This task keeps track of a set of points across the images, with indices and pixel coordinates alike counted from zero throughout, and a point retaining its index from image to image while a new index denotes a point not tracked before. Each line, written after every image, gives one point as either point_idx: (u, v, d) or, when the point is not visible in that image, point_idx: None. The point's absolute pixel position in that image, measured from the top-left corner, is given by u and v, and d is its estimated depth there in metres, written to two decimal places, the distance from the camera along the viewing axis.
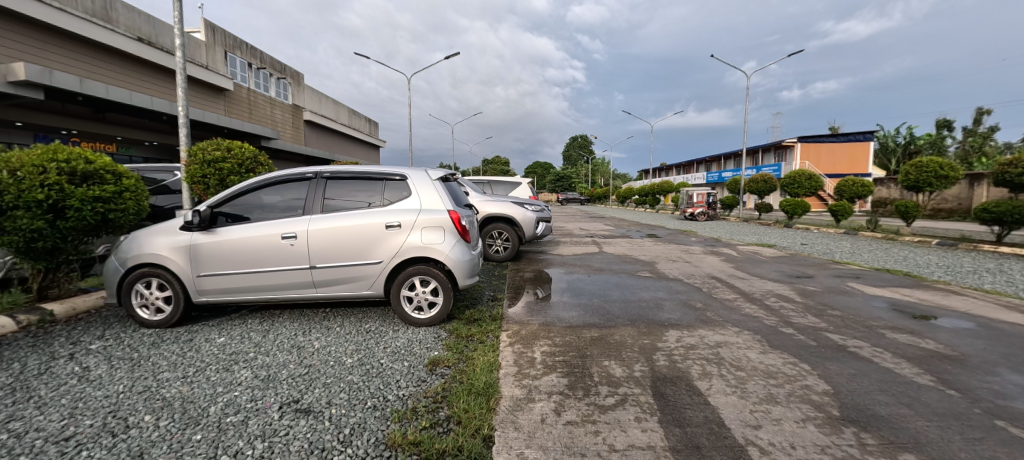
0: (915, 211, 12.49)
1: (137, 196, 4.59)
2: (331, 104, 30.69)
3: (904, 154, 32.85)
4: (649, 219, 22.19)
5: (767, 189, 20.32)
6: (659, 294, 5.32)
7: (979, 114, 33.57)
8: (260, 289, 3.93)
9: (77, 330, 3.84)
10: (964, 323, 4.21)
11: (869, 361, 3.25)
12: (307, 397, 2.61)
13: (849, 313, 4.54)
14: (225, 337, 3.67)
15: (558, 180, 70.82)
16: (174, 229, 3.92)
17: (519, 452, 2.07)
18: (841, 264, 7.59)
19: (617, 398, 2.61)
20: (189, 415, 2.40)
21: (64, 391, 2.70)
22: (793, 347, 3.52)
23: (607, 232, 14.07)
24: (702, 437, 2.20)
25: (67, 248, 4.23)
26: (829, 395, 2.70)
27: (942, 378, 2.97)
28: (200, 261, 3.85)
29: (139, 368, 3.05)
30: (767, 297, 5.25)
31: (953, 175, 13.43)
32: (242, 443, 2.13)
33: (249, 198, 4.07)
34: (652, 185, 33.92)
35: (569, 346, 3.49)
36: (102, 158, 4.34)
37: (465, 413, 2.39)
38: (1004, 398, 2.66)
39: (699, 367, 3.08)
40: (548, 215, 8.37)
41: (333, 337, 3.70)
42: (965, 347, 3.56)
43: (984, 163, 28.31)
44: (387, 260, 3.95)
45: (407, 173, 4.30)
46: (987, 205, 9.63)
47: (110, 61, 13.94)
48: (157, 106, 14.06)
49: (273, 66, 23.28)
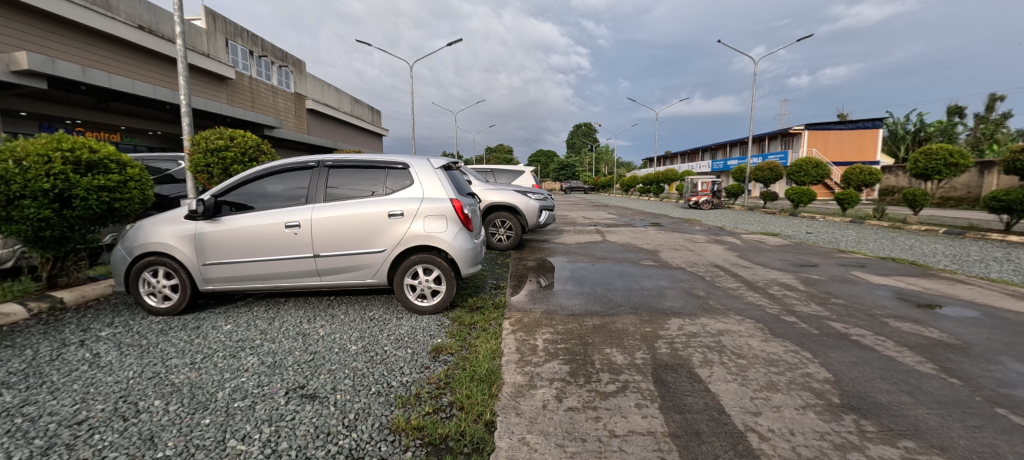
0: (924, 199, 12.24)
1: (142, 186, 4.62)
2: (333, 92, 30.46)
3: (913, 140, 32.42)
4: (655, 208, 22.08)
5: (773, 177, 20.11)
6: (663, 282, 5.32)
7: (993, 100, 32.96)
8: (264, 277, 3.97)
9: (87, 317, 3.91)
10: (968, 312, 4.19)
11: (871, 349, 3.25)
12: (313, 383, 2.66)
13: (852, 301, 4.55)
14: (232, 324, 3.72)
15: (563, 168, 70.79)
16: (178, 218, 3.94)
17: (521, 437, 2.09)
18: (846, 253, 7.55)
19: (618, 385, 2.63)
20: (198, 400, 2.45)
21: (76, 376, 2.76)
22: (795, 335, 3.53)
23: (609, 221, 13.97)
24: (703, 423, 2.22)
25: (75, 237, 4.27)
26: (829, 382, 2.71)
27: (944, 366, 2.97)
28: (206, 250, 3.89)
29: (148, 354, 3.11)
30: (770, 285, 5.25)
31: (964, 162, 13.14)
32: (250, 427, 2.18)
33: (252, 187, 4.08)
34: (656, 174, 33.61)
35: (570, 334, 3.51)
36: (107, 147, 4.36)
37: (469, 399, 2.43)
38: (1006, 386, 2.67)
39: (700, 355, 3.10)
40: (551, 203, 8.35)
41: (338, 324, 3.75)
42: (969, 335, 3.55)
43: (995, 150, 28.00)
44: (391, 248, 3.97)
45: (410, 161, 4.30)
46: (999, 194, 9.47)
47: (110, 49, 13.85)
48: (159, 95, 14.06)
49: (275, 53, 23.10)
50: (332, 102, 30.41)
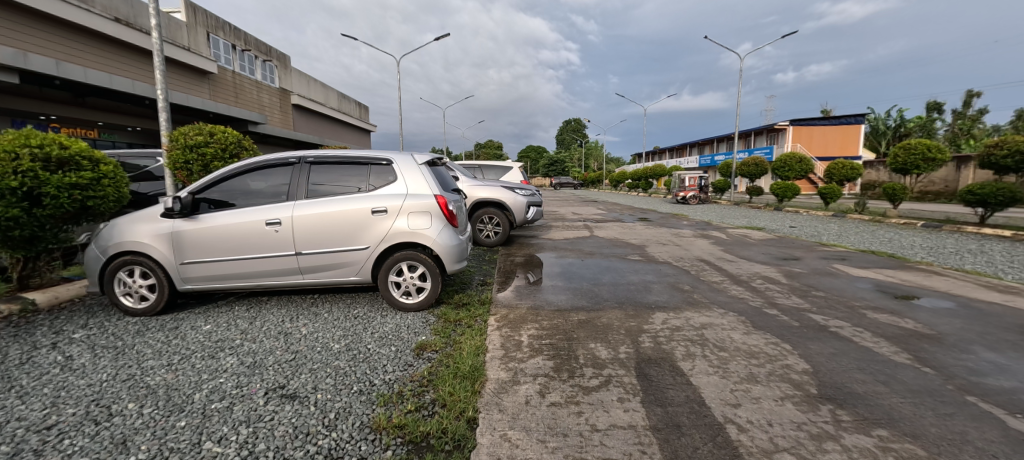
0: (903, 193, 12.52)
1: (117, 183, 4.49)
2: (320, 87, 29.96)
3: (894, 136, 33.17)
4: (643, 203, 22.27)
5: (758, 172, 20.38)
6: (649, 277, 5.37)
7: (969, 97, 33.86)
8: (244, 276, 3.89)
9: (60, 319, 3.80)
10: (944, 303, 4.31)
11: (849, 340, 3.32)
12: (293, 383, 2.62)
13: (832, 293, 4.64)
14: (211, 325, 3.64)
15: (552, 164, 70.96)
16: (155, 216, 3.85)
17: (503, 433, 2.09)
18: (828, 246, 7.70)
19: (602, 380, 2.64)
20: (173, 402, 2.40)
21: (47, 380, 2.67)
22: (776, 328, 3.59)
23: (598, 216, 14.04)
24: (683, 416, 2.25)
25: (47, 236, 4.14)
26: (808, 373, 2.76)
27: (918, 356, 3.05)
28: (184, 249, 3.80)
29: (123, 356, 3.03)
30: (754, 279, 5.32)
31: (941, 156, 13.47)
32: (227, 429, 2.14)
33: (232, 184, 3.99)
34: (644, 169, 33.82)
35: (556, 329, 3.52)
36: (78, 143, 4.22)
37: (451, 396, 2.42)
38: (977, 374, 2.75)
39: (683, 349, 3.12)
40: (538, 199, 8.36)
41: (321, 323, 3.69)
42: (943, 325, 3.65)
43: (971, 145, 28.80)
44: (374, 245, 3.92)
45: (393, 157, 4.24)
46: (974, 187, 9.72)
47: (86, 43, 13.42)
48: (138, 90, 13.66)
49: (258, 47, 22.58)
50: (319, 97, 29.90)
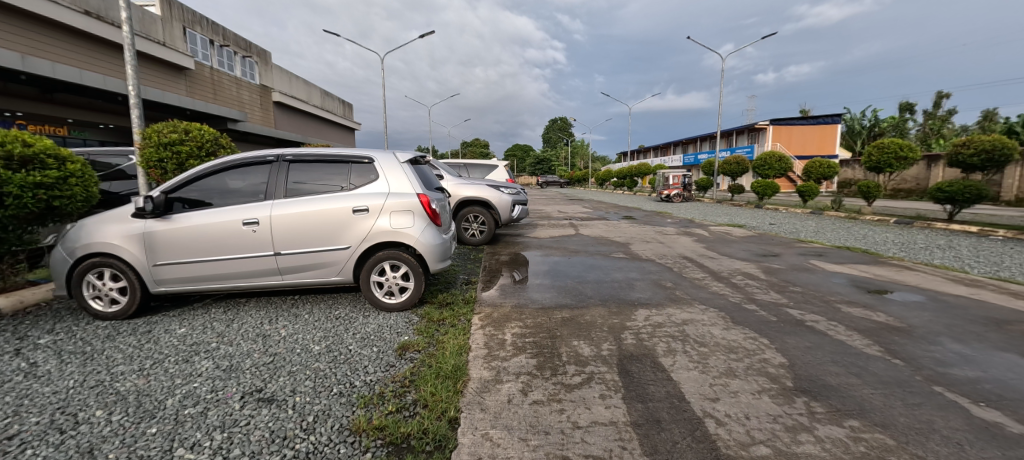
0: (877, 190, 12.91)
1: (85, 183, 4.33)
2: (302, 84, 29.40)
3: (868, 135, 34.20)
4: (629, 201, 22.47)
5: (740, 171, 20.77)
6: (632, 274, 5.43)
7: (939, 97, 35.09)
8: (221, 278, 3.80)
9: (25, 324, 3.64)
10: (914, 296, 4.46)
11: (824, 334, 3.41)
12: (271, 386, 2.56)
13: (809, 288, 4.76)
14: (186, 328, 3.54)
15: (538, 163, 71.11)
16: (126, 216, 3.72)
17: (484, 433, 2.08)
18: (806, 242, 7.89)
19: (584, 377, 2.66)
20: (144, 409, 2.32)
21: (8, 388, 2.56)
22: (755, 322, 3.66)
23: (583, 214, 14.12)
24: (663, 411, 2.27)
25: (10, 238, 3.97)
26: (784, 367, 2.82)
27: (889, 348, 3.15)
28: (157, 250, 3.68)
29: (92, 362, 2.92)
30: (734, 275, 5.43)
31: (912, 155, 13.93)
32: (200, 435, 2.08)
33: (207, 183, 3.89)
34: (630, 168, 34.16)
35: (540, 327, 3.53)
36: (42, 140, 4.03)
37: (433, 396, 2.40)
38: (944, 365, 2.85)
39: (664, 345, 3.16)
40: (523, 197, 8.36)
41: (301, 324, 3.63)
42: (913, 318, 3.78)
43: (941, 144, 29.88)
44: (356, 245, 3.86)
45: (374, 155, 4.18)
46: (943, 185, 10.08)
47: (53, 36, 12.89)
48: (110, 85, 13.19)
49: (237, 43, 22.02)
50: (301, 95, 29.33)
